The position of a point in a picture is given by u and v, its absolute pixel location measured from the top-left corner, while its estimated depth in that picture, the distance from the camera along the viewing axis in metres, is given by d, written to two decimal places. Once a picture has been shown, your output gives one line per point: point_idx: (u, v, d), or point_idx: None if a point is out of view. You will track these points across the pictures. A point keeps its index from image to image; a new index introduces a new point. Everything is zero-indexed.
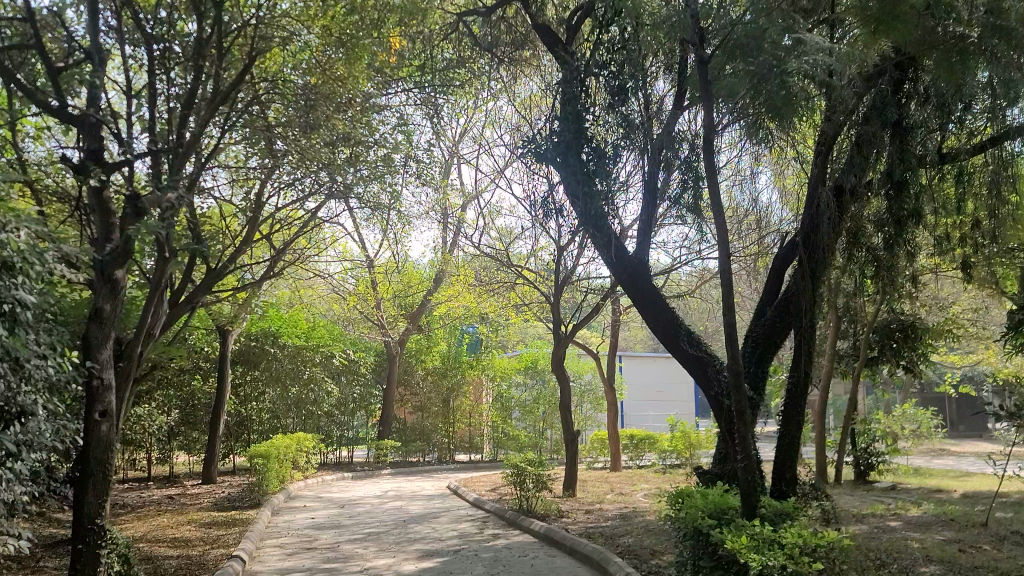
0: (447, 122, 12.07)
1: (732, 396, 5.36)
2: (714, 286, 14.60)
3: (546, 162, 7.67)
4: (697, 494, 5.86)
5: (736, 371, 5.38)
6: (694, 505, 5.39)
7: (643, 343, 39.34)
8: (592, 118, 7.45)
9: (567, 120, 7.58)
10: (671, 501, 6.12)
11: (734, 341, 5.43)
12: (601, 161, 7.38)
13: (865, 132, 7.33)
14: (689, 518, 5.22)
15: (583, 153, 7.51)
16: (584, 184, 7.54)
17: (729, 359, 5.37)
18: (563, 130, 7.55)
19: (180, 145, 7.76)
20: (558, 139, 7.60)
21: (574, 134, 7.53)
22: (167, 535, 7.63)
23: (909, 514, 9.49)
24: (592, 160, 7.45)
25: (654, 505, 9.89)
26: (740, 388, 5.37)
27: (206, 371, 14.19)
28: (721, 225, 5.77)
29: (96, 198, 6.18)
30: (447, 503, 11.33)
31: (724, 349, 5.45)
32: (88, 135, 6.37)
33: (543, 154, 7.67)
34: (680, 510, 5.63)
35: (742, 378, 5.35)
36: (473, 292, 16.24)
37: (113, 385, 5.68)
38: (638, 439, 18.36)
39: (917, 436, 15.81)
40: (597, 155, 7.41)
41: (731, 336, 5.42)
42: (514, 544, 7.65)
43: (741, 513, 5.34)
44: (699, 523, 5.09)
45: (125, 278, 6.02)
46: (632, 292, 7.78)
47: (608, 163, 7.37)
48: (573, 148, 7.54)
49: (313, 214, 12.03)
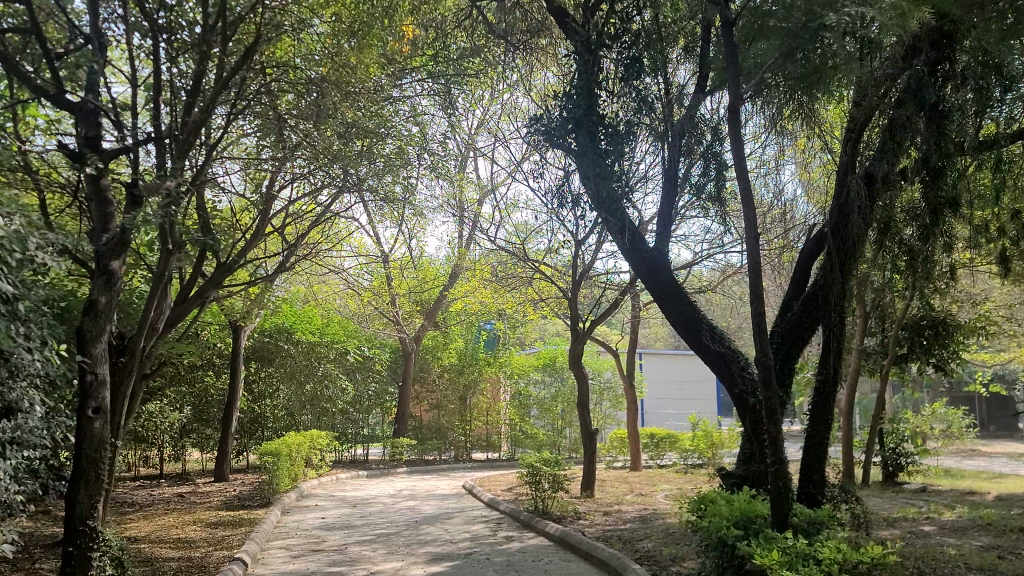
0: (463, 113, 11.76)
1: (763, 395, 5.03)
2: (737, 282, 14.29)
3: (555, 142, 7.13)
4: (721, 501, 5.55)
5: (766, 369, 5.03)
6: (719, 514, 5.09)
7: (663, 341, 38.93)
8: (607, 96, 7.19)
9: (578, 96, 7.14)
10: (693, 506, 5.79)
11: (765, 337, 5.09)
12: (617, 141, 7.05)
13: (898, 116, 6.91)
14: (714, 527, 4.93)
15: (596, 133, 7.10)
16: (595, 166, 7.04)
17: (758, 355, 5.03)
18: (574, 107, 7.09)
19: (187, 129, 7.59)
20: (569, 117, 7.15)
21: (586, 111, 7.10)
22: (171, 536, 7.42)
23: (942, 517, 9.08)
24: (607, 141, 7.06)
25: (675, 507, 9.56)
26: (770, 387, 5.03)
27: (218, 368, 14.01)
28: (749, 211, 5.40)
29: (93, 186, 5.87)
30: (462, 503, 11.07)
31: (752, 344, 5.09)
32: (86, 121, 6.12)
33: (552, 133, 7.16)
34: (703, 518, 5.34)
35: (773, 376, 5.01)
36: (490, 288, 15.96)
37: (108, 381, 5.42)
38: (658, 438, 18.01)
39: (948, 436, 15.34)
40: (612, 135, 7.08)
41: (760, 331, 5.07)
42: (528, 547, 7.36)
43: (770, 524, 5.03)
44: (724, 534, 4.81)
45: (122, 270, 5.75)
46: (650, 285, 7.35)
47: (624, 143, 7.08)
48: (586, 127, 7.08)
49: (327, 208, 11.86)
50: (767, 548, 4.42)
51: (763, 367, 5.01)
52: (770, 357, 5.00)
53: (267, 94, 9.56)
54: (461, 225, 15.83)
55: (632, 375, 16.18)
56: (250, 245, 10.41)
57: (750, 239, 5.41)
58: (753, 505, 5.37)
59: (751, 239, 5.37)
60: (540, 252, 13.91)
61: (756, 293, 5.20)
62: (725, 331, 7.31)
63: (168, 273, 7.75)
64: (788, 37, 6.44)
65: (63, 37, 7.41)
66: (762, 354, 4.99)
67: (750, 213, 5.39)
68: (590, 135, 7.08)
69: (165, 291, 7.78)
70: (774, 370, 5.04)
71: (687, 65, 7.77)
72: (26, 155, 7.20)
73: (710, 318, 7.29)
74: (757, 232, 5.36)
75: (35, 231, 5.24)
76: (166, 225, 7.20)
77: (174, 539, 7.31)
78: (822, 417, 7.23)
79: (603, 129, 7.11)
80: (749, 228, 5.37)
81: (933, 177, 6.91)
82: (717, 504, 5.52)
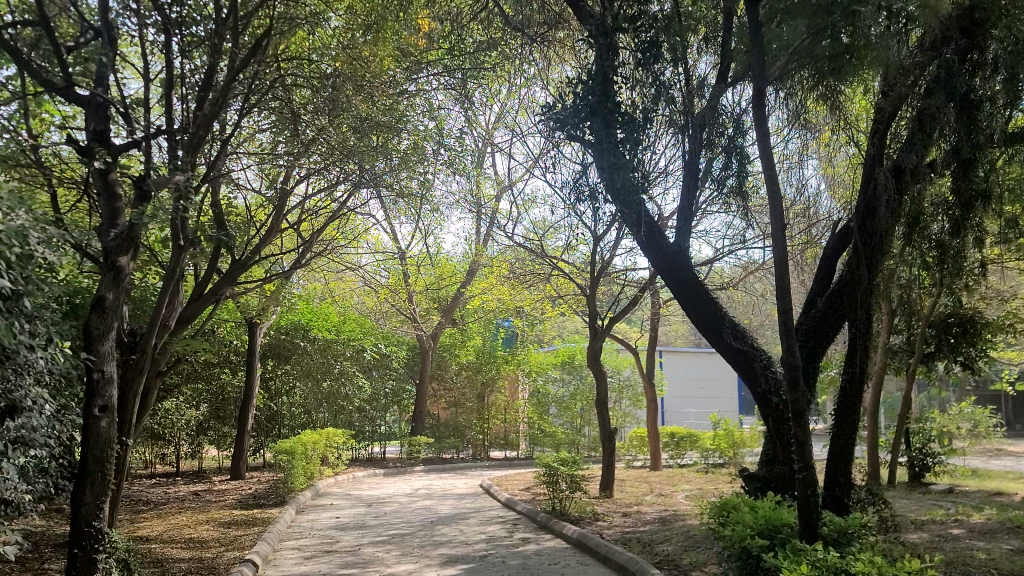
0: (479, 108, 11.61)
1: (789, 397, 4.85)
2: (757, 279, 14.06)
3: (569, 127, 6.98)
4: (746, 507, 5.37)
5: (793, 369, 4.84)
6: (744, 523, 4.95)
7: (684, 338, 38.59)
8: (622, 83, 7.04)
9: (592, 82, 6.98)
10: (716, 510, 5.61)
11: (791, 336, 4.90)
12: (633, 129, 6.87)
13: (928, 106, 6.65)
14: (737, 536, 4.81)
15: (613, 121, 6.92)
16: (610, 155, 6.87)
17: (783, 355, 4.84)
18: (588, 93, 6.92)
19: (199, 125, 7.46)
20: (582, 103, 6.97)
21: (600, 98, 6.93)
22: (183, 536, 7.33)
23: (972, 520, 8.80)
24: (623, 128, 6.88)
25: (695, 508, 9.35)
26: (797, 389, 4.85)
27: (234, 365, 13.98)
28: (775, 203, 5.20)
29: (101, 180, 5.79)
30: (479, 503, 10.92)
31: (779, 340, 4.90)
32: (94, 115, 6.01)
33: (566, 118, 7.00)
34: (727, 526, 5.19)
35: (800, 377, 4.82)
36: (507, 285, 15.82)
37: (115, 379, 5.32)
38: (678, 437, 17.78)
39: (975, 435, 15.01)
40: (628, 122, 6.89)
41: (786, 329, 4.89)
42: (545, 550, 7.19)
43: (799, 535, 4.84)
44: (748, 544, 4.71)
45: (130, 266, 5.65)
46: (670, 281, 7.11)
47: (640, 131, 6.90)
48: (600, 114, 6.91)
49: (342, 205, 11.78)
50: (796, 561, 4.23)
51: (789, 368, 4.82)
52: (798, 357, 4.81)
53: (281, 88, 9.47)
54: (478, 222, 15.69)
55: (651, 374, 15.96)
56: (265, 241, 10.34)
57: (775, 233, 5.20)
58: (780, 512, 5.18)
59: (778, 234, 5.16)
60: (558, 249, 13.75)
61: (782, 290, 4.99)
62: (748, 328, 7.09)
63: (180, 268, 7.65)
64: (815, 15, 6.34)
65: (75, 31, 7.32)
66: (789, 354, 4.79)
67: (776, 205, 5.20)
68: (604, 122, 6.91)
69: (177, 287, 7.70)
70: (802, 372, 4.85)
71: (707, 57, 7.57)
72: (37, 151, 7.13)
73: (732, 315, 7.06)
74: (784, 228, 5.15)
75: (42, 225, 5.13)
76: (177, 220, 7.13)
77: (186, 539, 7.21)
78: (848, 416, 7.00)
79: (619, 116, 6.93)
80: (776, 224, 5.17)
81: (965, 169, 6.67)
82: (742, 509, 5.33)
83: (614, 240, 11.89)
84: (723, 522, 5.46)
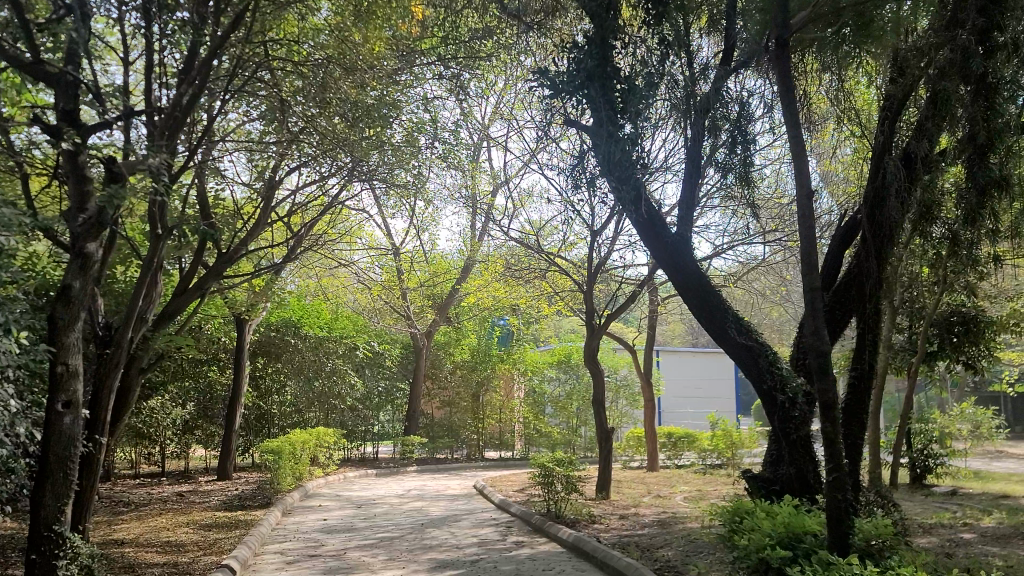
0: (474, 99, 11.27)
1: (818, 385, 4.55)
2: (758, 276, 13.76)
3: (567, 92, 6.75)
4: (761, 512, 5.10)
5: (821, 356, 4.55)
6: (761, 530, 4.73)
7: (681, 338, 38.39)
8: (621, 47, 6.87)
9: (590, 45, 6.75)
10: (726, 517, 5.31)
11: (818, 320, 4.61)
12: (632, 99, 6.62)
13: (942, 88, 6.32)
14: (755, 546, 4.61)
15: (612, 87, 6.70)
16: (609, 126, 6.64)
17: (813, 340, 4.56)
18: (586, 57, 6.71)
19: (178, 111, 7.12)
20: (579, 69, 6.75)
21: (599, 64, 6.72)
22: (159, 539, 7.00)
23: (980, 523, 8.51)
24: (621, 97, 6.66)
25: (696, 511, 9.04)
26: (824, 379, 4.55)
27: (222, 363, 13.63)
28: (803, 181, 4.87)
29: (70, 162, 5.44)
30: (472, 504, 10.60)
31: (805, 323, 4.63)
32: (64, 94, 5.74)
33: (564, 83, 6.77)
34: (740, 534, 4.96)
35: (829, 366, 4.52)
36: (503, 283, 15.49)
37: (80, 373, 5.14)
38: (675, 437, 17.47)
39: (977, 437, 14.70)
40: (627, 91, 6.66)
41: (813, 313, 4.59)
42: (539, 554, 6.86)
43: (824, 544, 4.56)
44: (768, 556, 4.48)
45: (99, 252, 5.40)
46: (671, 267, 6.82)
47: (641, 101, 6.63)
48: (598, 79, 6.68)
49: (334, 198, 11.49)
50: None
51: (818, 354, 4.54)
52: (826, 342, 4.53)
53: (269, 74, 9.12)
54: (474, 217, 15.34)
55: (649, 373, 15.63)
56: (252, 234, 10.01)
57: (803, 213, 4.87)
58: (798, 518, 4.86)
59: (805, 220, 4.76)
60: (555, 246, 13.46)
61: (808, 265, 4.65)
62: (752, 322, 6.78)
63: (159, 257, 7.24)
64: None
65: (49, 11, 6.96)
66: (818, 338, 4.52)
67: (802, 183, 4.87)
68: (603, 88, 6.68)
69: (155, 280, 7.35)
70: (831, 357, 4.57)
71: (708, 39, 7.42)
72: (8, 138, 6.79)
73: (735, 308, 6.76)
74: (811, 217, 4.75)
75: None
76: (155, 205, 6.81)
77: (163, 542, 6.85)
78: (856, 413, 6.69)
79: (618, 83, 6.72)
80: (802, 210, 4.80)
81: (980, 156, 6.21)
82: (757, 516, 5.01)
83: (612, 235, 11.57)
84: (733, 529, 5.13)
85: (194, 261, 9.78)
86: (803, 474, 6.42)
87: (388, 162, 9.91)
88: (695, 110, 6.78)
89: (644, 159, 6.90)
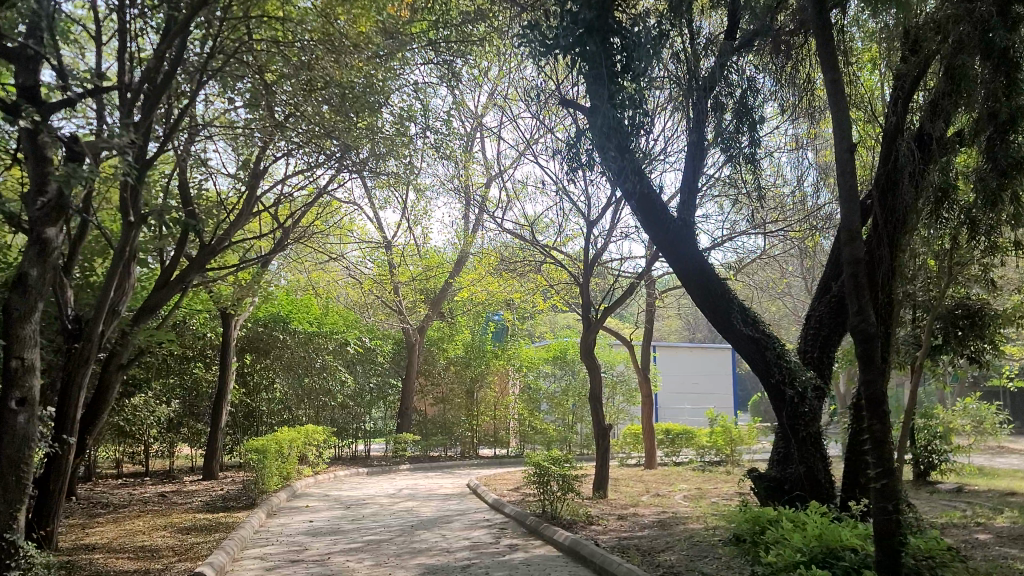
0: (466, 87, 10.91)
1: (864, 377, 4.28)
2: (758, 268, 13.43)
3: (562, 47, 6.26)
4: (789, 524, 4.71)
5: (866, 342, 4.28)
6: (795, 544, 4.34)
7: (678, 334, 38.12)
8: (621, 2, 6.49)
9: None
10: (745, 530, 4.87)
11: (863, 297, 4.31)
12: (634, 57, 6.26)
13: (957, 64, 6.02)
14: (789, 559, 4.23)
15: (611, 43, 6.27)
16: (609, 88, 6.25)
17: (859, 322, 4.34)
18: (584, 8, 6.11)
19: (156, 88, 6.77)
20: (577, 19, 6.19)
21: (597, 15, 6.19)
22: (133, 544, 6.65)
23: (994, 522, 8.17)
24: (623, 54, 6.27)
25: (698, 510, 8.71)
26: (872, 368, 4.29)
27: (207, 359, 13.21)
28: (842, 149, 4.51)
29: (31, 143, 5.13)
30: (465, 504, 10.23)
31: (850, 299, 4.34)
32: (23, 70, 5.42)
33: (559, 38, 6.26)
34: (769, 548, 4.57)
35: (875, 355, 4.26)
36: (497, 277, 15.10)
37: (35, 367, 4.90)
38: (673, 434, 17.14)
39: (980, 433, 14.38)
40: (629, 48, 6.26)
41: (858, 292, 4.32)
42: (534, 558, 6.53)
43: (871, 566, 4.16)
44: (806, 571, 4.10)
45: (60, 238, 5.10)
46: (672, 249, 6.46)
47: (644, 61, 6.23)
48: (598, 32, 6.19)
49: (322, 188, 11.13)
50: None
51: (864, 341, 4.31)
52: (872, 325, 4.31)
53: (253, 59, 8.70)
54: (467, 210, 14.96)
55: (645, 369, 15.26)
56: (236, 224, 9.64)
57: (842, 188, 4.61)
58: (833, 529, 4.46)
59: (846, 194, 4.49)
60: (550, 239, 13.11)
61: (851, 238, 4.36)
62: (756, 313, 6.46)
63: (134, 246, 6.86)
64: None
65: None
66: (865, 320, 4.28)
67: (842, 153, 4.50)
68: (602, 42, 6.22)
69: (129, 272, 6.90)
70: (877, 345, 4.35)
71: (710, 19, 7.25)
72: None
73: (740, 297, 6.42)
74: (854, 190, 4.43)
75: None
76: (127, 191, 6.40)
77: (136, 548, 6.49)
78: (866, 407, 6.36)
79: (618, 38, 6.30)
80: (845, 186, 4.47)
81: (1002, 134, 6.00)
82: (784, 528, 4.60)
83: (610, 225, 11.21)
84: (758, 542, 4.71)
85: (177, 252, 9.44)
86: (813, 473, 6.11)
87: (375, 151, 9.50)
88: (700, 89, 6.63)
89: (645, 126, 6.52)
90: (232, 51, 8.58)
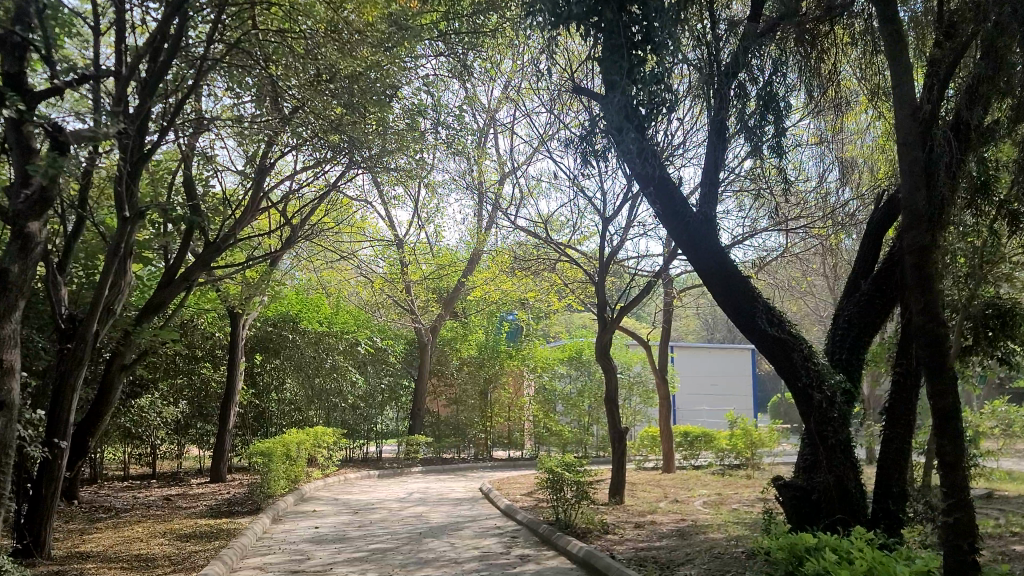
0: (479, 81, 10.61)
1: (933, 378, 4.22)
2: (780, 266, 13.06)
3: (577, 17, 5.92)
4: (831, 552, 4.22)
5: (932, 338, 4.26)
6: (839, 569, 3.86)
7: (695, 334, 37.66)
8: None
9: None
10: (781, 561, 4.38)
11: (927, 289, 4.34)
12: (654, 27, 5.92)
13: (995, 46, 5.77)
14: None
15: (628, 12, 5.92)
16: (627, 60, 5.96)
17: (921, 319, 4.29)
18: None
19: (157, 66, 6.55)
20: None
21: None
22: (128, 552, 6.38)
23: None
24: (642, 24, 5.92)
25: (718, 519, 8.34)
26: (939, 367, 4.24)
27: (216, 359, 12.99)
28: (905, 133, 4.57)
29: (14, 132, 4.91)
30: (476, 509, 9.94)
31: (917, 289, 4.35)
32: (6, 54, 5.11)
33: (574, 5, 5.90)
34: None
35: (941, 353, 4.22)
36: (510, 277, 14.79)
37: (15, 370, 4.64)
38: (691, 436, 16.78)
39: (1011, 437, 13.87)
40: (649, 15, 5.90)
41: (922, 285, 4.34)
42: (547, 571, 6.21)
43: None
44: None
45: (42, 233, 4.85)
46: (693, 239, 6.14)
47: (664, 31, 5.88)
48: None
49: (332, 185, 10.95)
50: None
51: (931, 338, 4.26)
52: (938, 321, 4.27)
53: (260, 54, 8.44)
54: (480, 207, 14.67)
55: (663, 369, 14.85)
56: (242, 220, 9.40)
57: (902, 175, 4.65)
58: (884, 560, 3.94)
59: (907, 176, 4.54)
60: (564, 237, 12.78)
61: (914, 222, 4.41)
62: (783, 313, 6.09)
63: (131, 243, 6.58)
64: None
65: None
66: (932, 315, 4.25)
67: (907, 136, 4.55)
68: (619, 10, 5.89)
69: (123, 269, 6.52)
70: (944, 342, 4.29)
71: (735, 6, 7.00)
72: None
73: (765, 296, 6.06)
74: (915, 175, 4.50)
75: None
76: (121, 185, 6.11)
77: (132, 557, 6.23)
78: (902, 413, 5.97)
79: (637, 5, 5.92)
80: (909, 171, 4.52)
81: None
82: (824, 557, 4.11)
83: (626, 221, 10.87)
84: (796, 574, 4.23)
85: (181, 250, 9.23)
86: (842, 483, 5.70)
87: (386, 146, 9.25)
88: (724, 73, 6.36)
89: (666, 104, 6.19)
90: (241, 45, 8.32)
